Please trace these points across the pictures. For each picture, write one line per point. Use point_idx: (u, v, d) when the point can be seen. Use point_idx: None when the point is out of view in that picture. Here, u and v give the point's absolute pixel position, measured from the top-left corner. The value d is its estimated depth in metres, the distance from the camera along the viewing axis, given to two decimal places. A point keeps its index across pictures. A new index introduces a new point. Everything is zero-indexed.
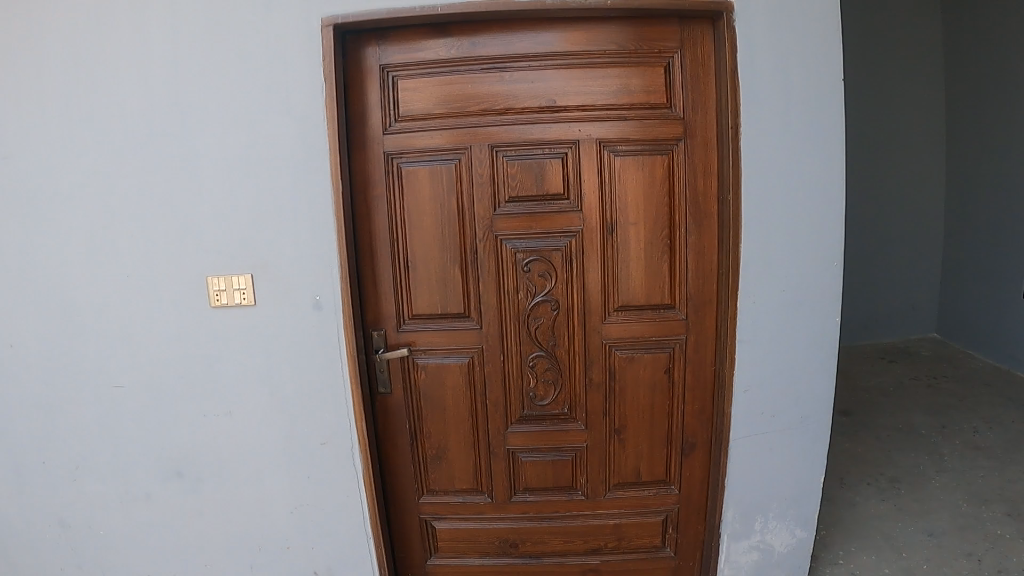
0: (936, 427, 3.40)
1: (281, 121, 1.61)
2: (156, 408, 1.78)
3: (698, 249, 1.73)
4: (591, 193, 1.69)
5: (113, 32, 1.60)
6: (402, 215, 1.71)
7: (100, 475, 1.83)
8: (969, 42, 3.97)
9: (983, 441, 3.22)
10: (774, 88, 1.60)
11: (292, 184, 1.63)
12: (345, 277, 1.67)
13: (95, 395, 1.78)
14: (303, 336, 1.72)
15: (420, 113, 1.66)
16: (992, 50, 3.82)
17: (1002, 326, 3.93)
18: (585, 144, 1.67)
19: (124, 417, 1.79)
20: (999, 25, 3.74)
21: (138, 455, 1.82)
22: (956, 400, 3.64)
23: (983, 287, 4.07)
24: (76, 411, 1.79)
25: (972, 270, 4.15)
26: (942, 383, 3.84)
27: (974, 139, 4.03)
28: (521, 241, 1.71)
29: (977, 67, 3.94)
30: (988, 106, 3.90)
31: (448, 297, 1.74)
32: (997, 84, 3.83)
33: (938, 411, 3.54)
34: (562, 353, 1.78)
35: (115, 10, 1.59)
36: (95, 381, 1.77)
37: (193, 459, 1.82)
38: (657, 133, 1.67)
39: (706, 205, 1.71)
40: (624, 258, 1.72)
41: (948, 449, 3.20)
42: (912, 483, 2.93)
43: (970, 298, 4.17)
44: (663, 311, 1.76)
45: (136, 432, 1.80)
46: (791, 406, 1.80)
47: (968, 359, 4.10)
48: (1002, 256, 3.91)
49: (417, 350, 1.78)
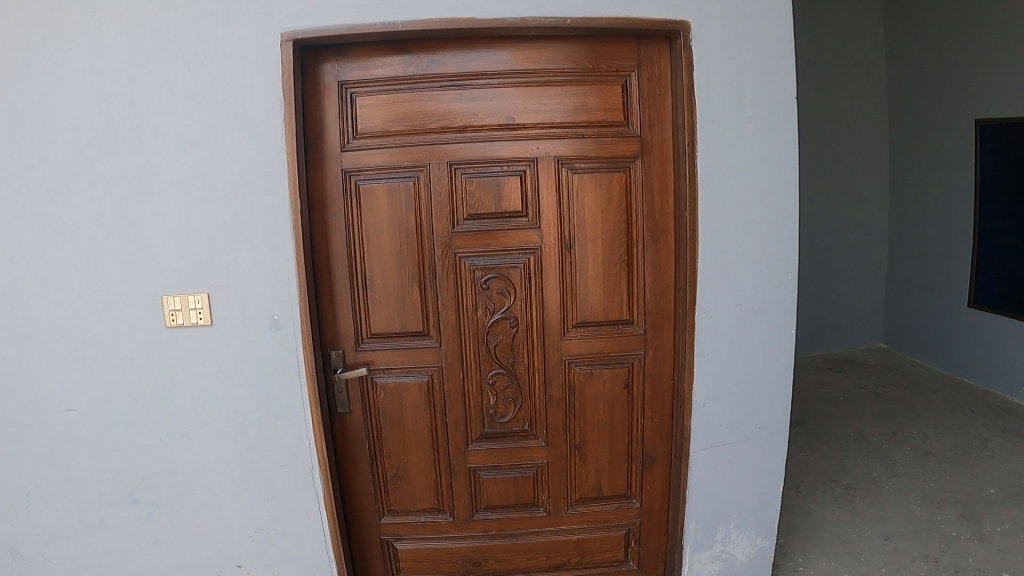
0: (887, 434, 3.48)
1: (238, 137, 1.58)
2: (109, 431, 1.74)
3: (656, 265, 1.74)
4: (548, 210, 1.69)
5: (64, 46, 1.56)
6: (360, 233, 1.69)
7: (51, 502, 1.77)
8: (913, 59, 4.10)
9: (934, 447, 3.31)
10: (729, 107, 1.63)
11: (248, 202, 1.60)
12: (303, 295, 1.64)
13: (46, 418, 1.73)
14: (261, 356, 1.68)
15: (378, 130, 1.65)
16: (934, 67, 3.95)
17: (946, 334, 4.04)
18: (543, 162, 1.67)
19: (77, 440, 1.74)
20: (941, 43, 3.86)
21: (91, 480, 1.76)
22: (907, 407, 3.73)
23: (928, 296, 4.18)
24: (25, 435, 1.73)
25: (917, 280, 4.27)
26: (891, 391, 3.93)
27: (919, 152, 4.15)
28: (480, 258, 1.70)
29: (921, 83, 4.06)
30: (931, 121, 4.01)
31: (408, 315, 1.73)
32: (939, 99, 3.94)
33: (889, 418, 3.63)
34: (521, 369, 1.77)
35: (67, 24, 1.56)
36: (45, 404, 1.72)
37: (149, 483, 1.77)
38: (614, 151, 1.68)
39: (664, 221, 1.72)
40: (582, 275, 1.73)
41: (900, 454, 3.27)
42: (866, 489, 2.99)
43: (916, 307, 4.29)
44: (622, 326, 1.77)
45: (89, 456, 1.75)
46: (749, 418, 1.83)
47: (914, 367, 4.21)
48: (946, 266, 4.02)
49: (376, 368, 1.76)
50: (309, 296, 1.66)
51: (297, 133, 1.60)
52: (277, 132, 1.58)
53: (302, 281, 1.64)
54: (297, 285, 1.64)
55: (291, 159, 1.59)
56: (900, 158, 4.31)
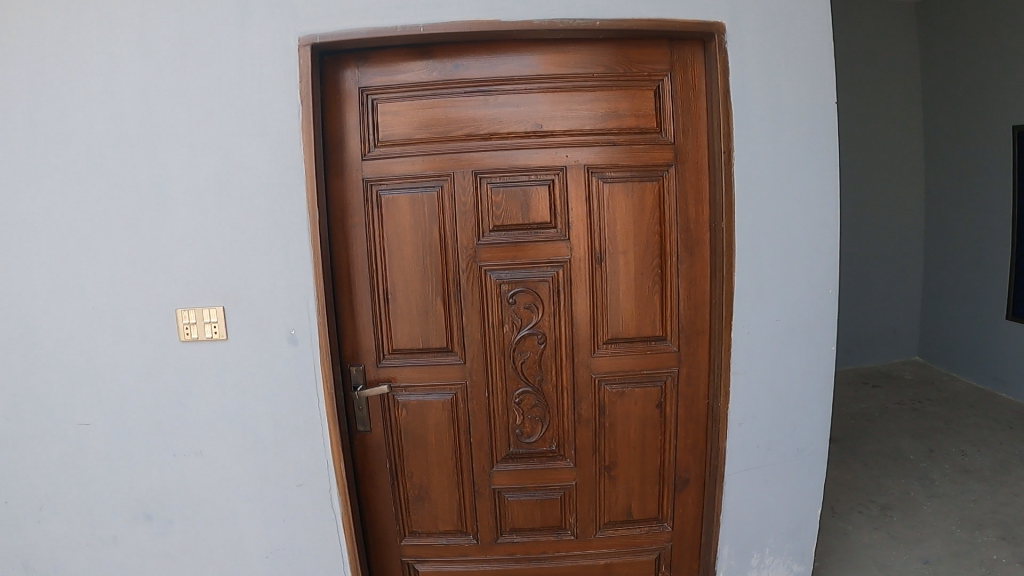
0: (924, 451, 3.35)
1: (256, 145, 1.52)
2: (123, 447, 1.69)
3: (691, 278, 1.65)
4: (578, 221, 1.60)
5: (81, 51, 1.52)
6: (381, 245, 1.62)
7: (65, 517, 1.72)
8: (947, 66, 3.99)
9: (973, 465, 3.18)
10: (768, 113, 1.55)
11: (265, 212, 1.54)
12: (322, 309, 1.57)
13: (60, 433, 1.68)
14: (277, 372, 1.62)
15: (400, 138, 1.58)
16: (969, 73, 3.84)
17: (984, 347, 3.91)
18: (572, 170, 1.59)
19: (91, 456, 1.69)
20: (976, 48, 3.75)
21: (105, 496, 1.71)
22: (943, 423, 3.60)
23: (964, 308, 4.05)
24: (39, 450, 1.69)
25: (953, 291, 4.13)
26: (927, 407, 3.80)
27: (955, 160, 4.03)
28: (506, 271, 1.62)
29: (956, 89, 3.94)
30: (967, 128, 3.89)
31: (430, 330, 1.65)
32: (974, 105, 3.83)
33: (925, 435, 3.50)
34: (549, 388, 1.69)
35: (84, 28, 1.52)
36: (58, 418, 1.67)
37: (164, 500, 1.72)
38: (647, 158, 1.59)
39: (699, 232, 1.63)
40: (613, 289, 1.64)
41: (937, 473, 3.15)
42: (903, 510, 2.87)
43: (951, 319, 4.16)
44: (655, 342, 1.68)
45: (103, 472, 1.70)
46: (788, 439, 1.74)
47: (950, 381, 4.08)
48: (983, 277, 3.89)
49: (397, 386, 1.69)
50: (328, 311, 1.59)
51: (316, 140, 1.53)
52: (295, 139, 1.52)
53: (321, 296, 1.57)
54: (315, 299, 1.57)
55: (310, 167, 1.52)
56: (935, 166, 4.18)
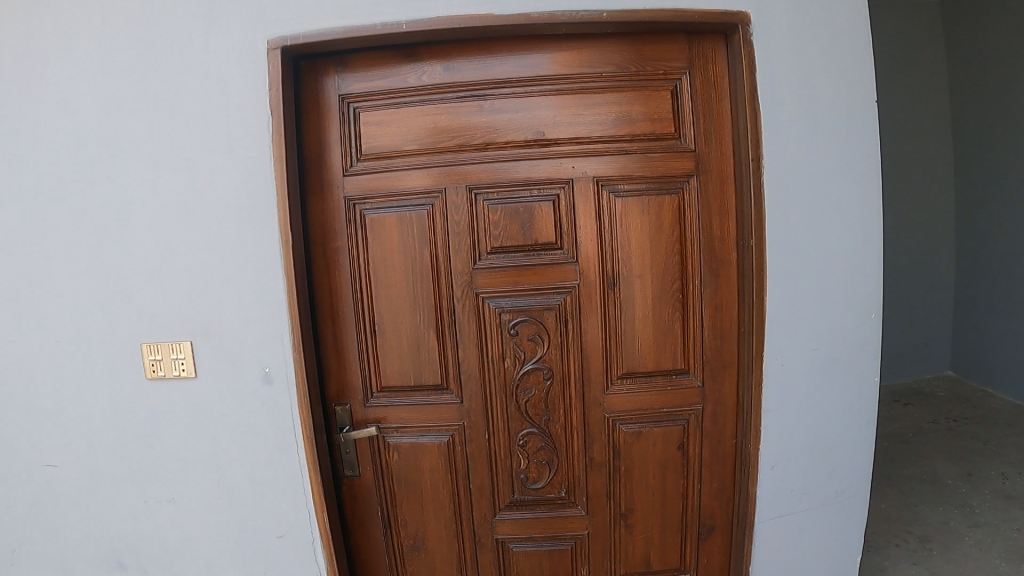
0: (961, 476, 3.12)
1: (224, 161, 1.35)
2: (90, 494, 1.52)
3: (716, 304, 1.44)
4: (587, 241, 1.40)
5: (40, 57, 1.37)
6: (364, 270, 1.43)
7: (38, 563, 1.57)
8: (974, 65, 3.76)
9: (1017, 490, 2.95)
10: (801, 114, 1.36)
11: (235, 236, 1.37)
12: (299, 344, 1.39)
13: (26, 476, 1.52)
14: (251, 414, 1.44)
15: (385, 150, 1.40)
16: (999, 74, 3.62)
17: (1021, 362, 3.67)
18: (580, 184, 1.38)
19: (58, 502, 1.53)
20: (1005, 46, 3.53)
21: (76, 545, 1.55)
22: (981, 444, 3.37)
23: (1000, 321, 3.81)
24: (7, 493, 1.53)
25: (987, 303, 3.90)
26: (963, 426, 3.57)
27: (986, 165, 3.80)
28: (507, 299, 1.42)
29: (985, 90, 3.72)
30: (999, 131, 3.67)
31: (422, 365, 1.46)
32: (1004, 107, 3.60)
33: (962, 458, 3.27)
34: (558, 429, 1.49)
35: (44, 32, 1.37)
36: (23, 461, 1.51)
37: (138, 550, 1.55)
38: (665, 168, 1.39)
39: (725, 251, 1.42)
40: (627, 318, 1.44)
41: (978, 500, 2.92)
42: (943, 542, 2.64)
43: (986, 332, 3.92)
44: (675, 375, 1.48)
45: (72, 519, 1.54)
46: (825, 481, 1.55)
47: (986, 398, 3.84)
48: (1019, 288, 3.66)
49: (387, 427, 1.50)
50: (307, 345, 1.41)
51: (289, 155, 1.36)
52: (266, 154, 1.35)
53: (298, 328, 1.39)
54: (291, 333, 1.39)
55: (281, 185, 1.35)
56: (964, 172, 3.95)
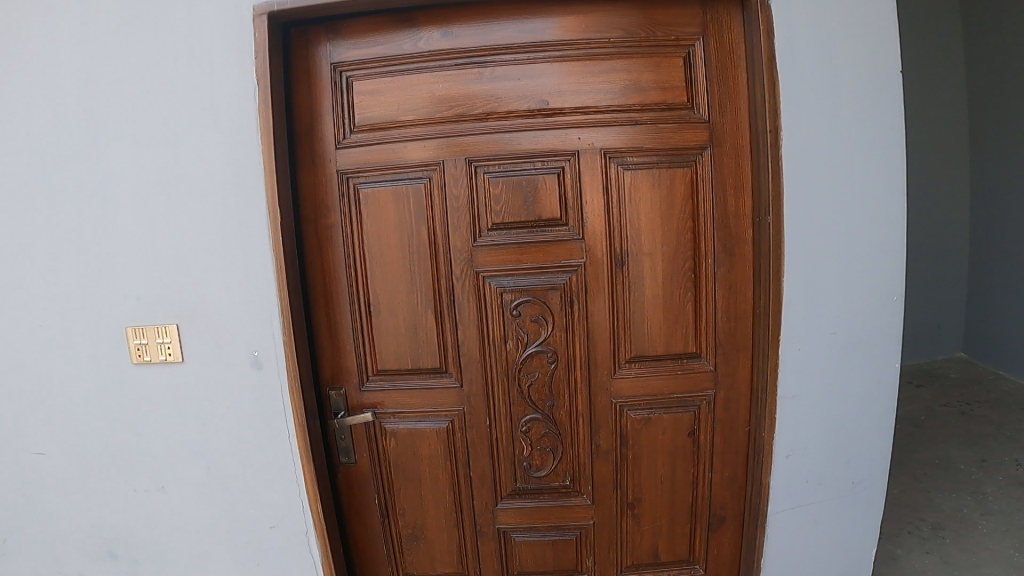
0: (975, 462, 3.05)
1: (208, 134, 1.28)
2: (78, 481, 1.46)
3: (730, 284, 1.36)
4: (594, 217, 1.31)
5: (18, 24, 1.30)
6: (357, 247, 1.35)
7: (27, 551, 1.51)
8: (993, 41, 3.63)
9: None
10: (821, 83, 1.27)
11: (222, 214, 1.30)
12: (288, 326, 1.31)
13: (13, 463, 1.46)
14: (241, 400, 1.38)
15: (379, 122, 1.31)
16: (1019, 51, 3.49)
17: None
18: (587, 156, 1.29)
19: (46, 489, 1.47)
20: None
21: (66, 533, 1.49)
22: (994, 430, 3.30)
23: (1015, 304, 3.72)
24: None
25: (1002, 286, 3.81)
26: (975, 410, 3.50)
27: (1005, 145, 3.68)
28: (509, 278, 1.33)
29: (1004, 68, 3.59)
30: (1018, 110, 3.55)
31: (420, 348, 1.38)
32: None
33: (975, 443, 3.20)
34: (563, 416, 1.41)
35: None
36: (9, 447, 1.46)
37: (128, 538, 1.49)
38: (678, 140, 1.29)
39: (740, 229, 1.34)
40: (636, 299, 1.35)
41: (992, 487, 2.85)
42: (957, 530, 2.58)
43: (1000, 315, 3.84)
44: (686, 359, 1.40)
45: (61, 507, 1.48)
46: (841, 470, 1.48)
47: (999, 381, 3.76)
48: None
49: (384, 413, 1.42)
50: (297, 327, 1.33)
51: (277, 126, 1.28)
52: (252, 126, 1.27)
53: (286, 309, 1.30)
54: (281, 314, 1.32)
55: (268, 158, 1.26)
56: (981, 152, 3.84)
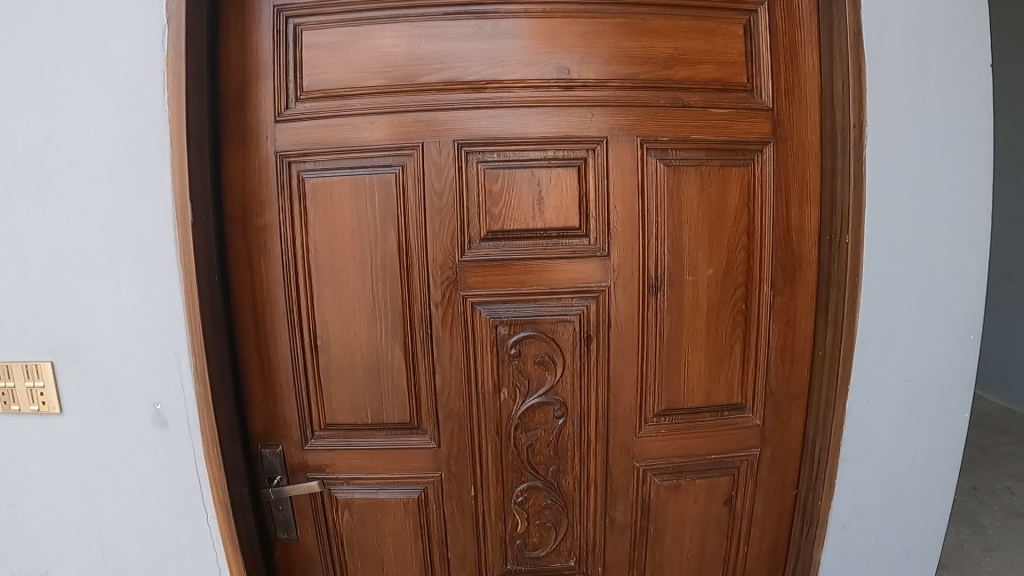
0: (966, 489, 2.71)
1: (97, 94, 0.88)
2: None
3: (785, 318, 1.05)
4: (622, 228, 0.96)
5: None
6: (295, 259, 0.96)
7: None
8: None
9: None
10: (926, 64, 0.95)
11: (112, 209, 0.90)
12: (202, 370, 0.93)
13: None
14: (143, 467, 1.00)
15: (333, 88, 0.93)
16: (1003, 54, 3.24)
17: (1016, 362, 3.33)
18: (618, 144, 0.94)
19: None
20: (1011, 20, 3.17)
21: None
22: (981, 453, 2.98)
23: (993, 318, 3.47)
24: None
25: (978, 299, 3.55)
26: None
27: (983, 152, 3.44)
28: (508, 306, 0.97)
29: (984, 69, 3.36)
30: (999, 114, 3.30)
31: (384, 396, 1.01)
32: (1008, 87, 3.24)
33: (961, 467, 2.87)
34: (569, 482, 1.07)
35: None
36: None
37: None
38: (734, 130, 0.98)
39: (802, 247, 1.03)
40: (671, 336, 1.01)
41: (988, 518, 2.49)
42: (959, 569, 2.19)
43: None
44: (728, 413, 1.10)
45: None
46: (896, 539, 1.16)
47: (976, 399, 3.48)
48: (1017, 285, 3.32)
49: (335, 478, 1.06)
50: (215, 371, 0.95)
51: (191, 87, 0.89)
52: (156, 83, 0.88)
53: (199, 346, 0.92)
54: (191, 352, 0.93)
55: (178, 133, 0.88)
56: None
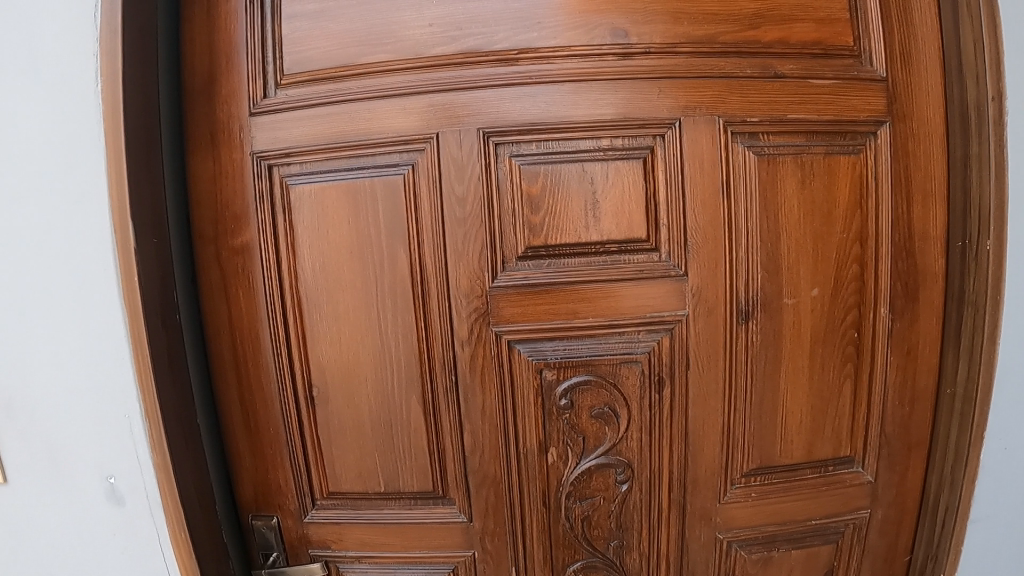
0: None
1: (23, 84, 0.69)
2: None
3: (904, 346, 0.82)
4: (705, 240, 0.73)
5: None
6: (279, 290, 0.75)
7: None
8: None
9: None
10: None
11: (45, 231, 0.71)
12: (157, 437, 0.72)
13: None
14: (102, 552, 0.80)
15: (321, 67, 0.71)
16: None
17: None
18: (696, 127, 0.71)
19: None
20: None
21: None
22: None
23: None
24: None
25: None
26: None
27: None
28: (555, 344, 0.75)
29: None
30: None
31: (400, 459, 0.80)
32: None
33: None
34: (632, 559, 0.84)
35: None
36: None
37: None
38: (843, 106, 0.75)
39: (926, 256, 0.79)
40: (764, 376, 0.79)
41: None
42: None
43: None
44: (833, 468, 0.85)
45: None
46: None
47: None
48: None
49: (340, 558, 0.84)
50: (178, 437, 0.74)
51: (133, 75, 0.67)
52: (93, 72, 0.69)
53: (153, 410, 0.71)
54: (144, 415, 0.73)
55: (114, 135, 0.67)
56: None
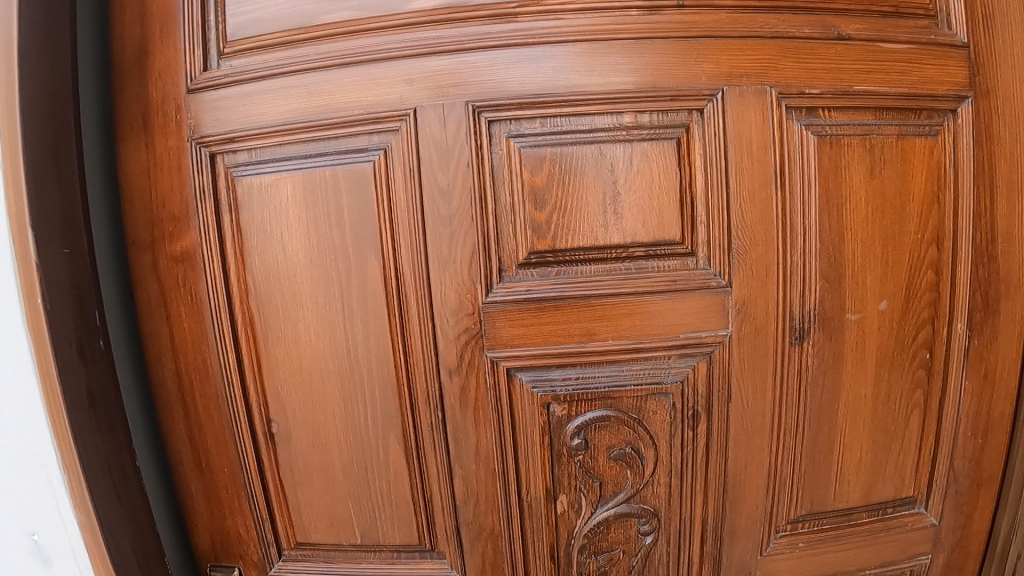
0: None
1: None
2: None
3: (980, 369, 0.68)
4: (753, 242, 0.59)
5: None
6: (229, 306, 0.62)
7: None
8: None
9: None
10: None
11: None
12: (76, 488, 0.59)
13: None
14: None
15: (275, 27, 0.58)
16: None
17: None
18: (742, 103, 0.58)
19: None
20: None
21: None
22: None
23: None
24: None
25: None
26: None
27: None
28: (568, 373, 0.61)
29: None
30: None
31: (377, 507, 0.66)
32: None
33: None
34: None
35: None
36: None
37: None
38: (919, 77, 0.61)
39: (1011, 260, 0.65)
40: (819, 407, 0.65)
41: None
42: None
43: None
44: (891, 510, 0.71)
45: None
46: None
47: None
48: None
49: None
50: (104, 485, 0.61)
51: (33, 49, 0.55)
52: None
53: (69, 457, 0.59)
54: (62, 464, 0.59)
55: (8, 123, 0.54)
56: None
